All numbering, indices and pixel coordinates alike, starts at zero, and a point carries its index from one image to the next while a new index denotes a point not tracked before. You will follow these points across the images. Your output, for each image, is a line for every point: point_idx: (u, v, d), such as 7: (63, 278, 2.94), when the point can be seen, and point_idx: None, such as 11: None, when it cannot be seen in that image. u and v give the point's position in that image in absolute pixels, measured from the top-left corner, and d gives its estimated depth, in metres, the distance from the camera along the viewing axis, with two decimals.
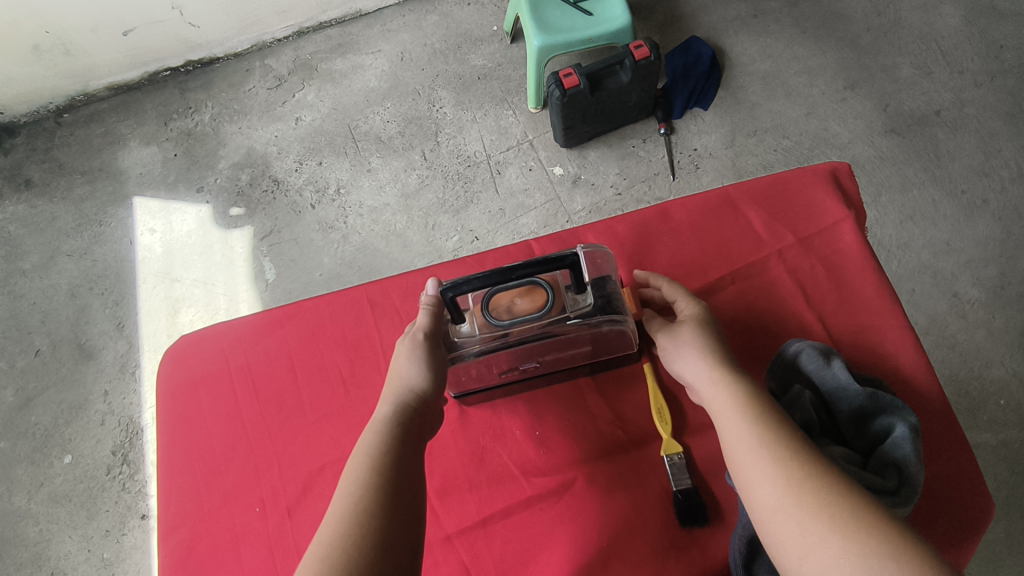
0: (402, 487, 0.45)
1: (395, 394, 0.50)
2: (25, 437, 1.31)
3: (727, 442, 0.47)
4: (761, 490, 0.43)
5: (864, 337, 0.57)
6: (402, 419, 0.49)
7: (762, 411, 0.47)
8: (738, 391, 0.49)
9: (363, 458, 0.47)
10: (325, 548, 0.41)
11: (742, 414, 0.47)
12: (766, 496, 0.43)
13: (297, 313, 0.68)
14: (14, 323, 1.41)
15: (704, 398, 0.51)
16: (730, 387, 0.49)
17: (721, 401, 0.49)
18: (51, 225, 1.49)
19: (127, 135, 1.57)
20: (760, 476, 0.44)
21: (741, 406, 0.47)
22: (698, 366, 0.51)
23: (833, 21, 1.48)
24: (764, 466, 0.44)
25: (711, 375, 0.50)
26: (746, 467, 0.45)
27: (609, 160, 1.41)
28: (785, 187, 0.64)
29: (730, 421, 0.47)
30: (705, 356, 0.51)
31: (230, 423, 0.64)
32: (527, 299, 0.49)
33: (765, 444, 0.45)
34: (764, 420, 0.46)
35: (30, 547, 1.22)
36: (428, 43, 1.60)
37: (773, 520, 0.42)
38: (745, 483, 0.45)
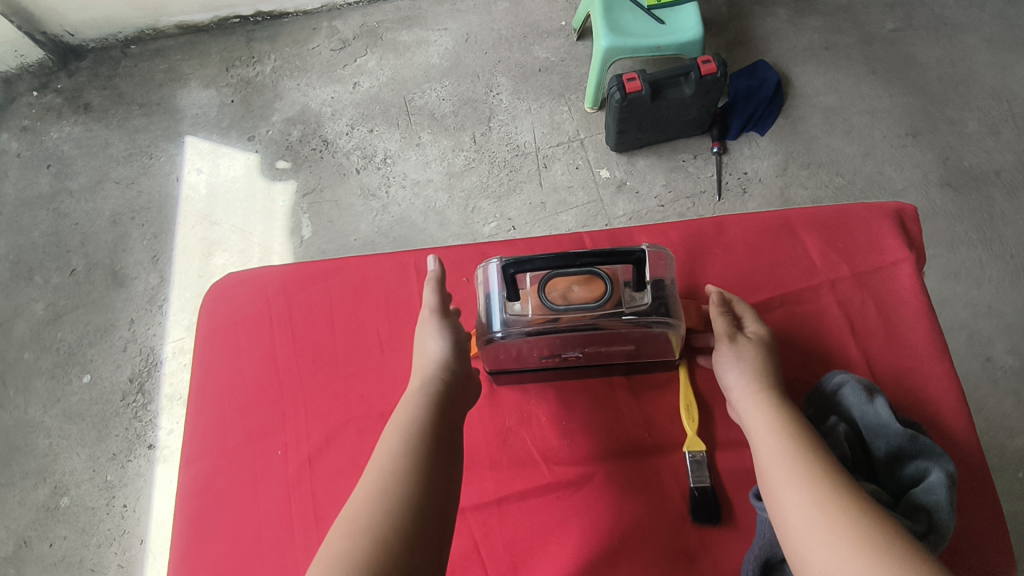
0: (440, 451, 0.47)
1: (432, 368, 0.52)
2: (49, 352, 1.34)
3: (757, 451, 0.48)
4: (787, 499, 0.44)
5: (906, 380, 0.56)
6: (440, 390, 0.51)
7: (798, 429, 0.48)
8: (777, 407, 0.49)
9: (406, 418, 0.48)
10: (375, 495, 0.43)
11: (775, 428, 0.48)
12: (792, 506, 0.43)
13: (343, 268, 0.69)
14: (55, 240, 1.44)
15: (740, 410, 0.52)
16: (769, 400, 0.50)
17: (758, 413, 0.50)
18: (104, 150, 1.52)
19: (188, 75, 1.60)
20: (789, 487, 0.44)
21: (773, 416, 0.49)
22: (743, 378, 0.52)
23: (905, 65, 1.46)
24: (785, 469, 0.45)
25: (754, 389, 0.51)
26: (768, 471, 0.46)
27: (656, 170, 1.41)
28: (848, 218, 0.63)
29: (765, 433, 0.48)
30: (753, 371, 0.52)
31: (264, 365, 0.65)
32: (585, 288, 0.48)
33: (792, 449, 0.46)
34: (793, 429, 0.48)
35: (39, 458, 1.25)
36: (494, 28, 1.60)
37: (793, 518, 0.43)
38: (772, 494, 0.45)
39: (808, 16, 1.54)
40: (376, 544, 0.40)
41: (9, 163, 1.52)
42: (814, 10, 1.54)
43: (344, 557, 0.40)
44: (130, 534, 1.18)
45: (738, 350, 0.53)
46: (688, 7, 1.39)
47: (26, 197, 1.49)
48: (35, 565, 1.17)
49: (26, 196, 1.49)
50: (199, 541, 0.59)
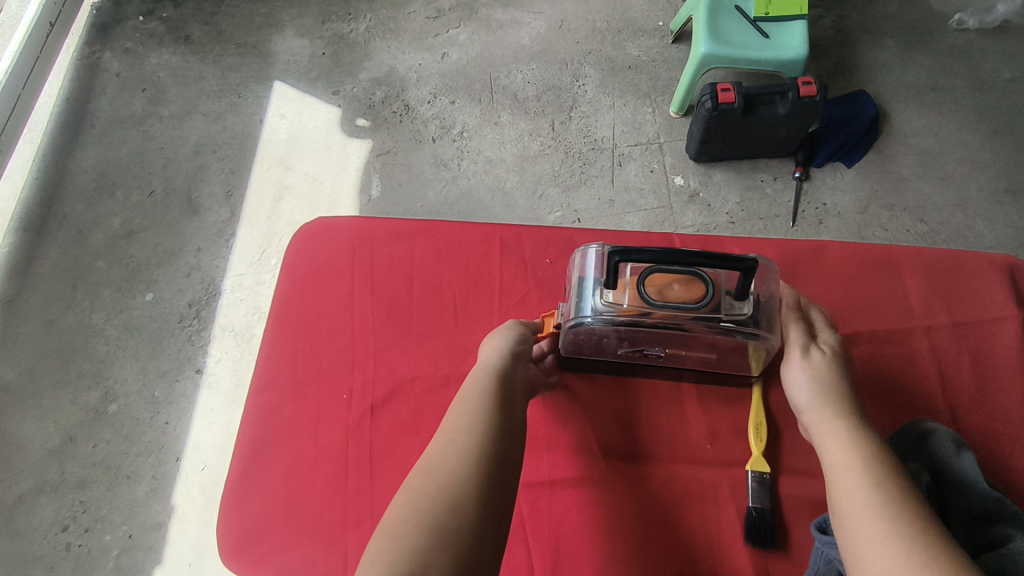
0: (502, 421, 0.50)
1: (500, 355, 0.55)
2: (118, 265, 1.39)
3: (833, 484, 0.47)
4: (865, 539, 0.43)
5: (991, 441, 0.54)
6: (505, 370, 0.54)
7: (880, 466, 0.46)
8: (857, 439, 0.48)
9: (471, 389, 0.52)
10: (452, 445, 0.47)
11: (853, 462, 0.47)
12: (869, 549, 0.42)
13: (430, 230, 0.70)
14: (139, 160, 1.50)
15: (817, 431, 0.51)
16: (851, 425, 0.49)
17: (836, 443, 0.49)
18: (197, 83, 1.58)
19: (286, 23, 1.63)
20: (865, 528, 0.43)
21: (853, 440, 0.48)
22: (820, 398, 0.51)
23: (1013, 119, 1.39)
24: (860, 493, 0.45)
25: (833, 417, 0.50)
26: (843, 494, 0.46)
27: (732, 186, 1.37)
28: (954, 266, 0.61)
29: (844, 467, 0.47)
30: (832, 396, 0.51)
31: (340, 312, 0.67)
32: (686, 288, 0.48)
33: (869, 476, 0.45)
34: (873, 456, 0.47)
35: (94, 362, 1.29)
36: (590, 19, 1.59)
37: (863, 544, 0.42)
38: (847, 532, 0.44)
39: (918, 52, 1.47)
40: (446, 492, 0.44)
41: (107, 81, 1.58)
42: (925, 48, 1.48)
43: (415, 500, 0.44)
44: (167, 449, 1.20)
45: (810, 369, 0.53)
46: (797, 25, 1.35)
47: (118, 115, 1.55)
48: (75, 462, 1.20)
49: (118, 114, 1.55)
50: (257, 467, 0.61)
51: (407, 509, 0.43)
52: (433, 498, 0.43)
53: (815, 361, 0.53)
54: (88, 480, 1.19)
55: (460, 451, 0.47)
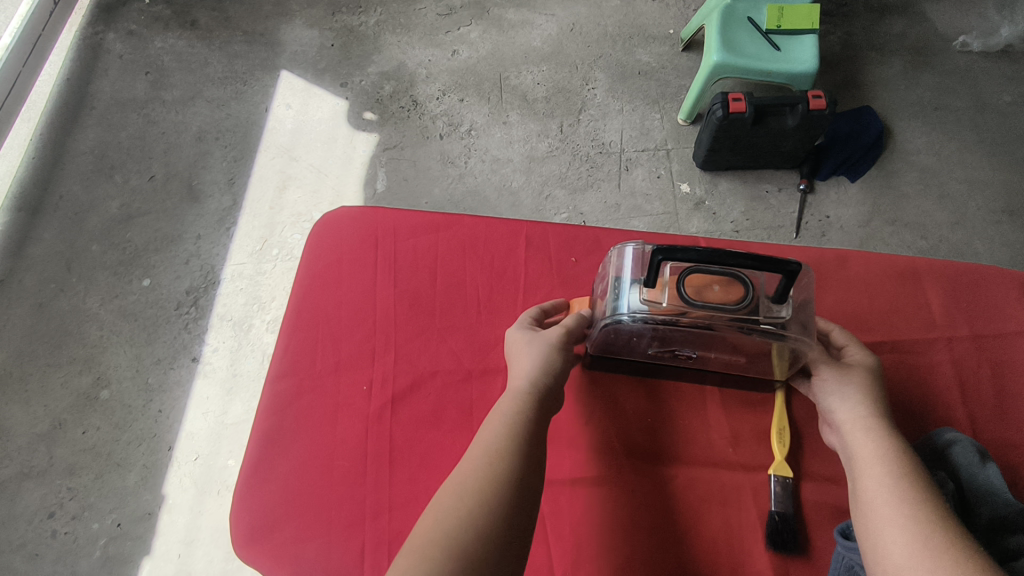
0: (530, 453, 0.49)
1: (532, 375, 0.54)
2: (115, 249, 1.36)
3: (859, 480, 0.48)
4: (891, 540, 0.43)
5: (1009, 453, 0.55)
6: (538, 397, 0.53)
7: (910, 467, 0.47)
8: (887, 440, 0.49)
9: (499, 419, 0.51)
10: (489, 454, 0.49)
11: (883, 462, 0.47)
12: (897, 549, 0.42)
13: (454, 225, 0.70)
14: (140, 144, 1.47)
15: (847, 434, 0.51)
16: (884, 432, 0.49)
17: (865, 442, 0.49)
18: (202, 68, 1.56)
19: (295, 13, 1.62)
20: (893, 529, 0.44)
21: (888, 448, 0.48)
22: (854, 405, 0.51)
23: (1013, 141, 1.42)
24: (894, 501, 0.45)
25: (862, 415, 0.51)
26: (874, 499, 0.46)
27: (737, 196, 1.38)
28: (974, 280, 0.62)
29: (877, 471, 0.47)
30: (864, 398, 0.51)
31: (363, 302, 0.67)
32: (725, 290, 0.48)
33: (904, 484, 0.45)
34: (907, 465, 0.47)
35: (86, 347, 1.27)
36: (602, 23, 1.60)
37: (894, 551, 0.43)
38: (873, 530, 0.45)
39: (923, 72, 1.50)
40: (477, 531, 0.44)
41: (109, 63, 1.56)
42: (930, 68, 1.50)
43: (446, 527, 0.44)
44: (160, 438, 1.18)
45: (845, 379, 0.53)
46: (808, 39, 1.36)
47: (120, 98, 1.52)
48: (64, 448, 1.18)
49: (120, 96, 1.52)
50: (273, 454, 0.60)
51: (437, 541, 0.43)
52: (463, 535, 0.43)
53: (849, 372, 0.53)
54: (76, 467, 1.16)
55: (494, 486, 0.46)
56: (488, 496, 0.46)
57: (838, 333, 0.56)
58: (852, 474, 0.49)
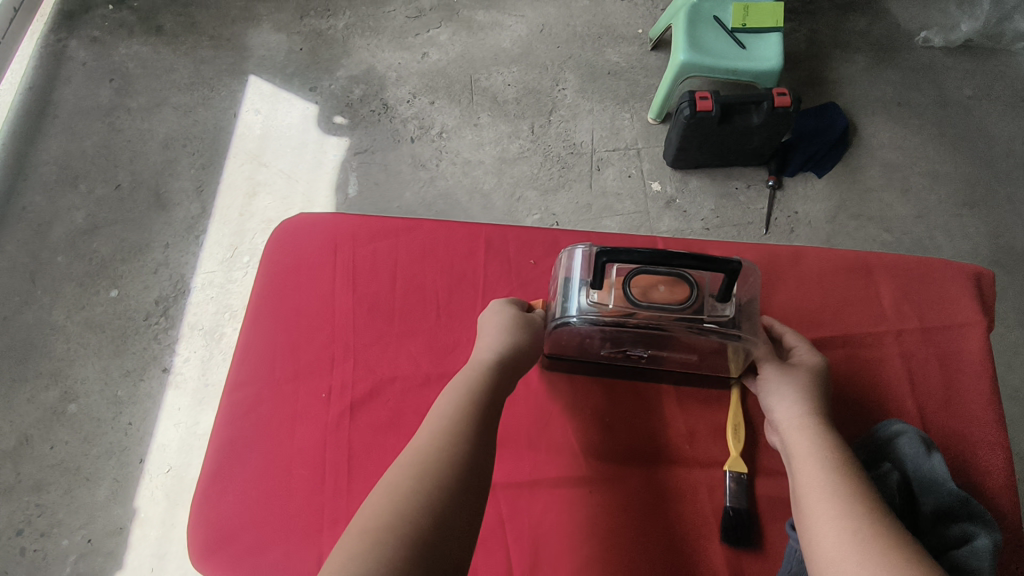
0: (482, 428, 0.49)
1: (498, 346, 0.55)
2: (81, 260, 1.34)
3: (796, 477, 0.49)
4: (823, 533, 0.44)
5: (958, 443, 0.56)
6: (501, 368, 0.53)
7: (844, 463, 0.48)
8: (823, 438, 0.50)
9: (460, 390, 0.52)
10: (440, 428, 0.48)
11: (818, 459, 0.48)
12: (829, 542, 0.43)
13: (414, 228, 0.69)
14: (105, 153, 1.45)
15: (785, 435, 0.52)
16: (819, 429, 0.51)
17: (802, 440, 0.50)
18: (167, 75, 1.53)
19: (262, 17, 1.60)
20: (825, 522, 0.44)
21: (822, 445, 0.49)
22: (791, 404, 0.53)
23: (974, 135, 1.45)
24: (826, 497, 0.46)
25: (800, 414, 0.52)
26: (808, 496, 0.47)
27: (707, 193, 1.40)
28: (924, 273, 0.63)
29: (811, 467, 0.48)
30: (802, 397, 0.53)
31: (322, 309, 0.66)
32: (670, 289, 0.49)
33: (836, 479, 0.46)
34: (839, 461, 0.48)
35: (53, 361, 1.24)
36: (571, 24, 1.60)
37: (826, 546, 0.43)
38: (808, 526, 0.46)
39: (887, 68, 1.52)
40: (432, 501, 0.43)
41: (72, 70, 1.53)
42: (893, 64, 1.53)
43: (403, 498, 0.43)
44: (131, 451, 1.16)
45: (784, 378, 0.54)
46: (772, 37, 1.38)
47: (84, 106, 1.50)
48: (31, 464, 1.16)
49: (84, 104, 1.50)
50: (230, 466, 0.60)
51: (390, 510, 0.43)
52: (418, 507, 0.43)
53: (790, 371, 0.54)
54: (45, 483, 1.14)
55: (445, 458, 0.46)
56: (445, 469, 0.45)
57: (784, 331, 0.58)
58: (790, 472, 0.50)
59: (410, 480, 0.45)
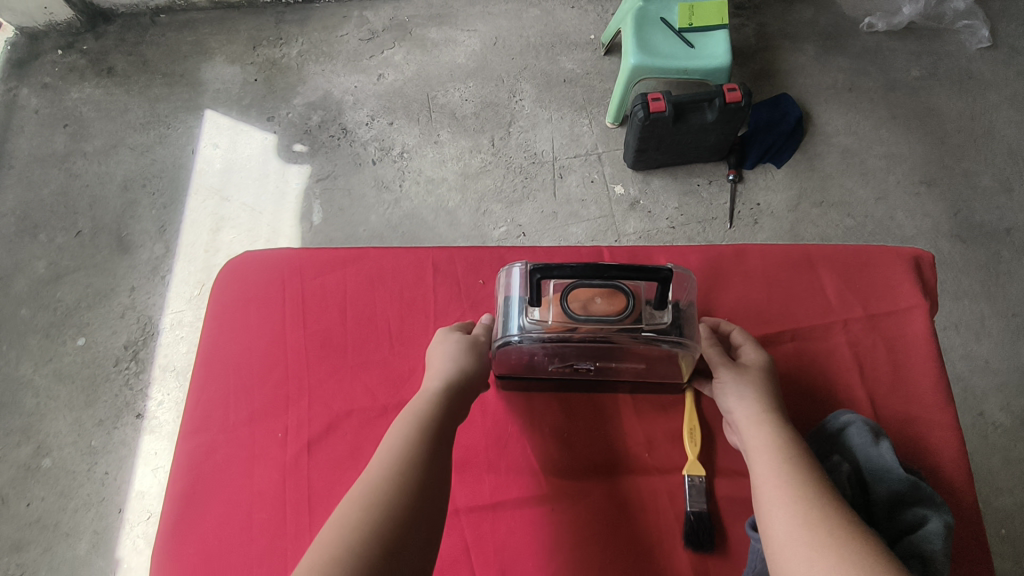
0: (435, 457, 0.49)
1: (447, 375, 0.55)
2: (45, 310, 1.32)
3: (754, 473, 0.50)
4: (780, 528, 0.45)
5: (910, 427, 0.57)
6: (449, 394, 0.54)
7: (801, 459, 0.48)
8: (778, 433, 0.51)
9: (412, 419, 0.52)
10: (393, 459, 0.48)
11: (775, 454, 0.49)
12: (785, 538, 0.44)
13: (361, 258, 0.69)
14: (64, 200, 1.43)
15: (743, 430, 0.53)
16: (776, 424, 0.51)
17: (760, 436, 0.51)
18: (122, 116, 1.52)
19: (214, 50, 1.60)
20: (785, 517, 0.45)
21: (779, 439, 0.50)
22: (747, 401, 0.53)
23: (926, 114, 1.47)
24: (786, 492, 0.46)
25: (756, 411, 0.52)
26: (766, 491, 0.48)
27: (670, 192, 1.41)
28: (865, 261, 0.64)
29: (769, 462, 0.49)
30: (757, 395, 0.53)
31: (273, 347, 0.65)
32: (608, 301, 0.52)
33: (795, 474, 0.47)
34: (797, 455, 0.49)
35: (23, 416, 1.22)
36: (524, 35, 1.61)
37: (785, 543, 0.44)
38: (766, 520, 0.46)
39: (835, 55, 1.55)
40: (382, 531, 0.43)
41: (25, 119, 1.51)
42: (841, 51, 1.55)
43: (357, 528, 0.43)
44: (108, 502, 1.14)
45: (739, 377, 0.54)
46: (719, 34, 1.39)
47: (39, 154, 1.48)
48: (7, 524, 1.13)
49: (39, 152, 1.48)
50: (189, 516, 0.59)
51: (340, 547, 0.42)
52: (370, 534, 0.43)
53: (743, 371, 0.55)
54: (23, 542, 1.12)
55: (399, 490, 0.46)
56: (397, 498, 0.46)
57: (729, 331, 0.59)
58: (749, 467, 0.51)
59: (362, 510, 0.44)
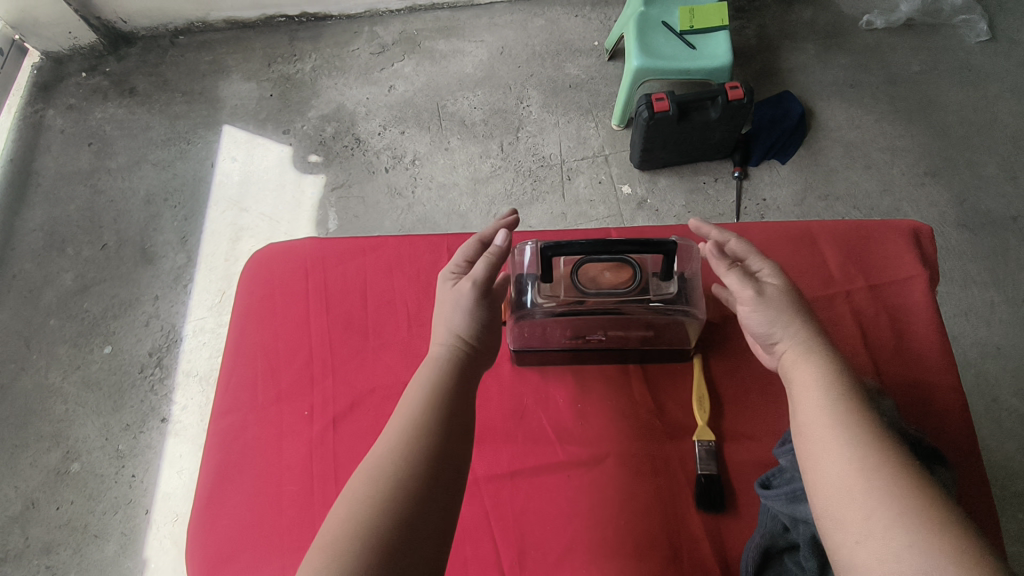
0: (453, 420, 0.48)
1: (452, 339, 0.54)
2: (74, 321, 1.37)
3: (800, 410, 0.48)
4: (826, 464, 0.43)
5: (912, 390, 0.59)
6: (458, 361, 0.53)
7: (846, 387, 0.47)
8: (825, 366, 0.49)
9: (422, 386, 0.50)
10: (405, 424, 0.48)
11: (824, 389, 0.47)
12: (832, 466, 0.43)
13: (379, 246, 0.72)
14: (89, 215, 1.48)
15: (788, 366, 0.51)
16: (819, 359, 0.50)
17: (806, 372, 0.49)
18: (144, 133, 1.58)
19: (231, 68, 1.66)
20: (829, 452, 0.44)
21: (824, 375, 0.48)
22: (787, 332, 0.52)
23: (928, 107, 1.49)
24: (834, 430, 0.44)
25: (800, 341, 0.51)
26: (811, 428, 0.46)
27: (677, 191, 1.43)
28: (867, 235, 0.67)
29: (816, 399, 0.47)
30: (793, 324, 0.52)
31: (297, 332, 0.69)
32: (615, 274, 0.55)
33: (843, 409, 0.45)
34: (844, 391, 0.47)
35: (53, 423, 1.26)
36: (530, 44, 1.65)
37: (830, 480, 0.42)
38: (810, 456, 0.45)
39: (836, 52, 1.58)
40: (396, 500, 0.43)
41: (52, 139, 1.58)
42: (842, 48, 1.58)
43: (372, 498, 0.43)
44: (136, 503, 1.18)
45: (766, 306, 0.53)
46: (720, 35, 1.42)
47: (65, 172, 1.54)
48: (39, 527, 1.17)
49: (65, 170, 1.54)
50: (222, 490, 0.62)
51: (357, 518, 0.42)
52: (385, 508, 0.42)
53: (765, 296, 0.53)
54: (54, 544, 1.15)
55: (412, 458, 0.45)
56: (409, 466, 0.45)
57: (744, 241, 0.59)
58: (794, 403, 0.49)
59: (372, 482, 0.44)
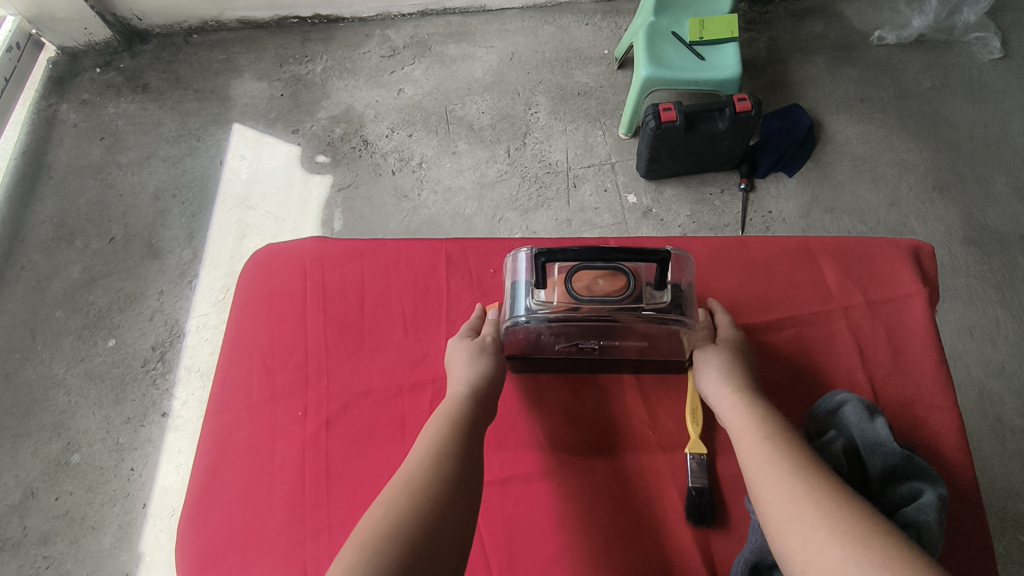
0: (471, 450, 0.53)
1: (469, 379, 0.58)
2: (79, 313, 1.38)
3: (741, 456, 0.52)
4: (771, 505, 0.47)
5: (909, 410, 0.58)
6: (476, 398, 0.57)
7: (776, 427, 0.52)
8: (755, 409, 0.54)
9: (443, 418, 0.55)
10: (427, 451, 0.52)
11: (756, 432, 0.52)
12: (775, 508, 0.46)
13: (378, 249, 0.73)
14: (99, 209, 1.50)
15: (723, 414, 0.56)
16: (750, 403, 0.54)
17: (740, 417, 0.54)
18: (156, 129, 1.60)
19: (243, 67, 1.67)
20: (771, 493, 0.47)
21: (756, 419, 0.53)
22: (720, 381, 0.57)
23: (937, 123, 1.48)
24: (772, 473, 0.48)
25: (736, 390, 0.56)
26: (754, 472, 0.50)
27: (683, 201, 1.43)
28: (865, 252, 0.66)
29: (752, 443, 0.51)
30: (727, 374, 0.57)
31: (292, 333, 0.69)
32: (609, 281, 0.54)
33: (776, 450, 0.50)
34: (775, 432, 0.51)
35: (55, 414, 1.27)
36: (540, 50, 1.66)
37: (776, 521, 0.46)
38: (758, 500, 0.48)
39: (846, 66, 1.57)
40: (421, 516, 0.46)
41: (64, 132, 1.60)
42: (852, 63, 1.58)
43: (392, 525, 0.45)
44: (134, 496, 1.18)
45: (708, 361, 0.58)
46: (729, 46, 1.42)
47: (76, 165, 1.55)
48: (37, 517, 1.18)
49: (76, 163, 1.56)
50: (213, 490, 0.62)
51: (386, 528, 0.45)
52: (412, 522, 0.46)
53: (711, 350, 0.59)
54: (51, 535, 1.16)
55: (436, 481, 0.49)
56: (433, 486, 0.49)
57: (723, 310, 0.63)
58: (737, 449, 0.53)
59: (402, 498, 0.48)
